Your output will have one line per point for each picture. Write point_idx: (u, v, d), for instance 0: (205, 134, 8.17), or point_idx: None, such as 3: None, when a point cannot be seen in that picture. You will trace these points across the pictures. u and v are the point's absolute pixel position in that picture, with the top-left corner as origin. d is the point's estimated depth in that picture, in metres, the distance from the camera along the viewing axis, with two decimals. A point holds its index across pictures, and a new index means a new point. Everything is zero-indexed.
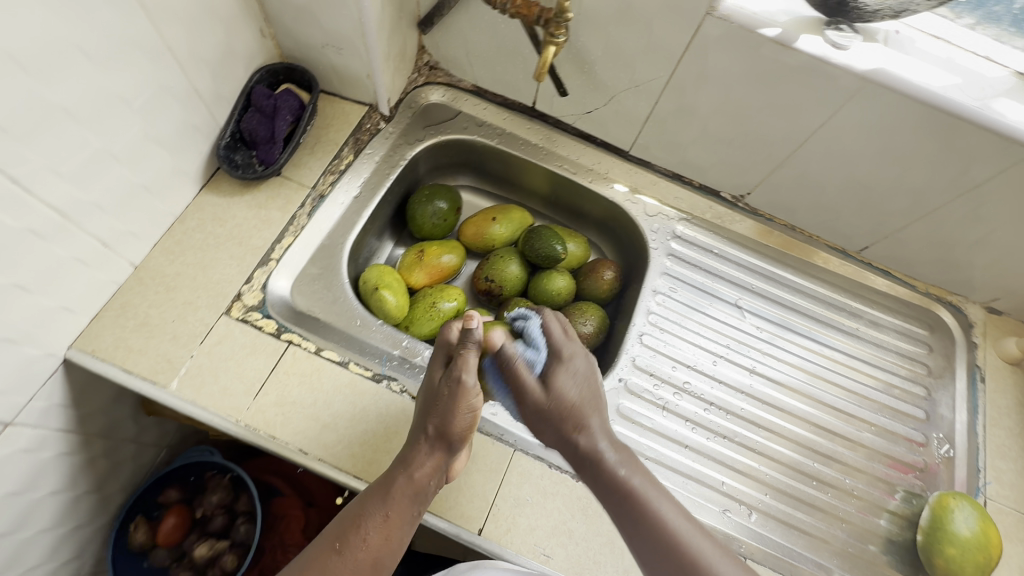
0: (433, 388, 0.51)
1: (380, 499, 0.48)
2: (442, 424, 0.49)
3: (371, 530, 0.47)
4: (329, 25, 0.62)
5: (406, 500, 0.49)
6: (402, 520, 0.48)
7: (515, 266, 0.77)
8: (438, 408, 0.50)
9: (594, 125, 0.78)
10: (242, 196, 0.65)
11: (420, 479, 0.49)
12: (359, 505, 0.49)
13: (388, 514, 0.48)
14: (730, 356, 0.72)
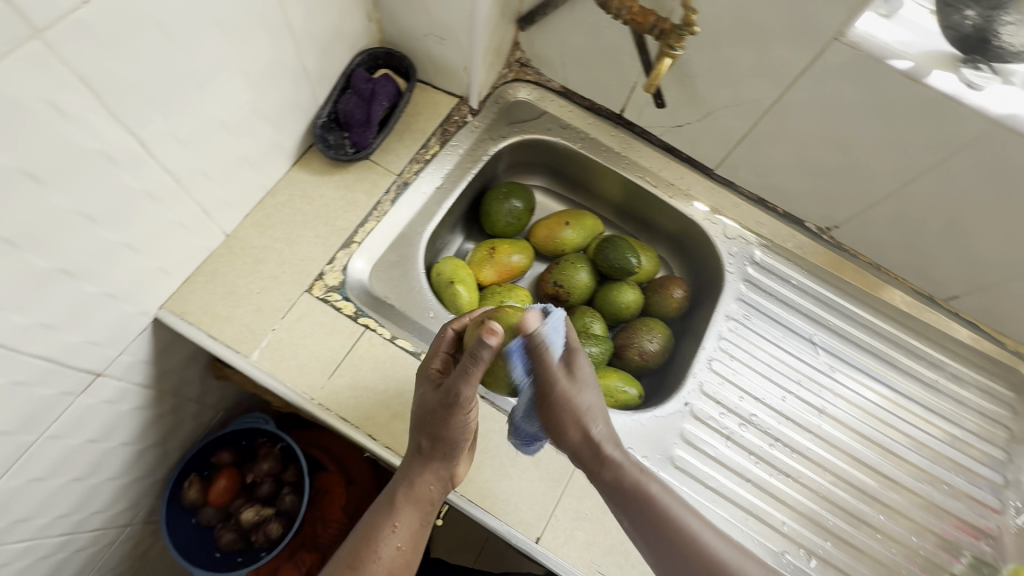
0: (422, 401, 0.50)
1: (388, 512, 0.54)
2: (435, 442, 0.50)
3: (387, 545, 0.53)
4: (438, 14, 0.62)
5: (413, 512, 0.54)
6: (410, 529, 0.54)
7: (584, 274, 0.76)
8: (429, 425, 0.50)
9: (682, 140, 0.76)
10: (331, 177, 0.66)
11: (421, 493, 0.52)
12: (370, 522, 0.54)
13: (399, 527, 0.53)
14: (800, 393, 0.69)
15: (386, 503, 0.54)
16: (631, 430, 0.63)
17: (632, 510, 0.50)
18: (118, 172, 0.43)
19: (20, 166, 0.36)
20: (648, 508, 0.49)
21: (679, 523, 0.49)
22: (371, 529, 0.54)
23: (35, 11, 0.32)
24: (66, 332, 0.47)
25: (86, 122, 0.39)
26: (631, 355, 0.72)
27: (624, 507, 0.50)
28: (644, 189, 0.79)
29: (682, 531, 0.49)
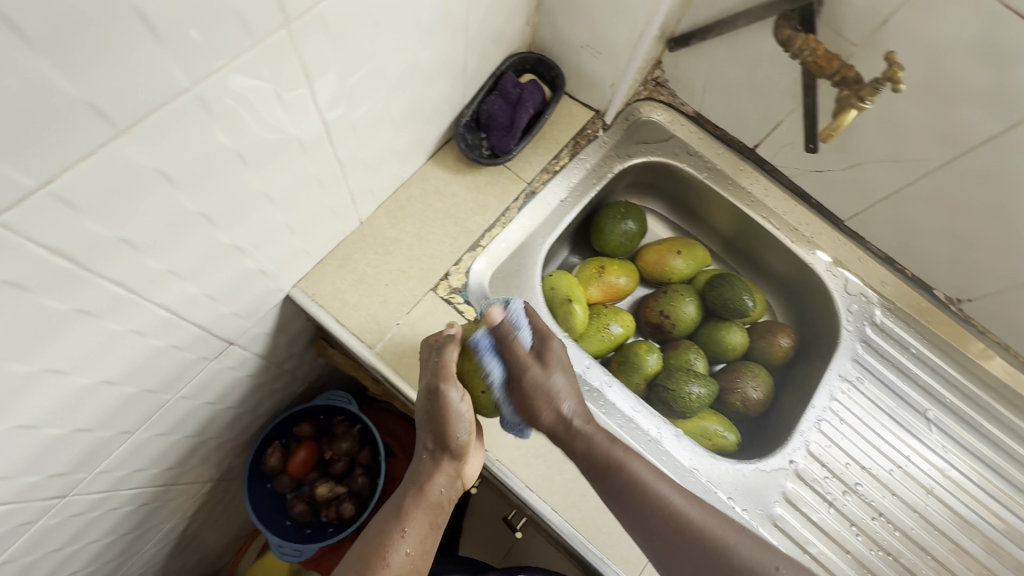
0: (420, 406, 0.54)
1: (396, 518, 0.52)
2: (438, 442, 0.53)
3: (396, 550, 0.50)
4: (604, 28, 0.60)
5: (422, 516, 0.53)
6: (420, 534, 0.52)
7: (691, 308, 0.74)
8: (432, 427, 0.52)
9: (818, 186, 0.73)
10: (464, 176, 0.66)
11: (428, 494, 0.53)
12: (378, 531, 0.52)
13: (408, 531, 0.51)
14: (907, 468, 0.66)
15: (394, 510, 0.53)
16: (732, 480, 0.61)
17: (603, 475, 0.53)
18: (303, 158, 0.44)
19: (236, 147, 0.36)
20: (619, 475, 0.52)
21: (654, 493, 0.52)
22: (379, 538, 0.51)
23: (292, 3, 0.32)
24: (221, 303, 0.48)
25: (296, 108, 0.39)
26: (733, 400, 0.70)
27: (596, 474, 0.53)
28: (765, 230, 0.76)
29: (656, 500, 0.52)
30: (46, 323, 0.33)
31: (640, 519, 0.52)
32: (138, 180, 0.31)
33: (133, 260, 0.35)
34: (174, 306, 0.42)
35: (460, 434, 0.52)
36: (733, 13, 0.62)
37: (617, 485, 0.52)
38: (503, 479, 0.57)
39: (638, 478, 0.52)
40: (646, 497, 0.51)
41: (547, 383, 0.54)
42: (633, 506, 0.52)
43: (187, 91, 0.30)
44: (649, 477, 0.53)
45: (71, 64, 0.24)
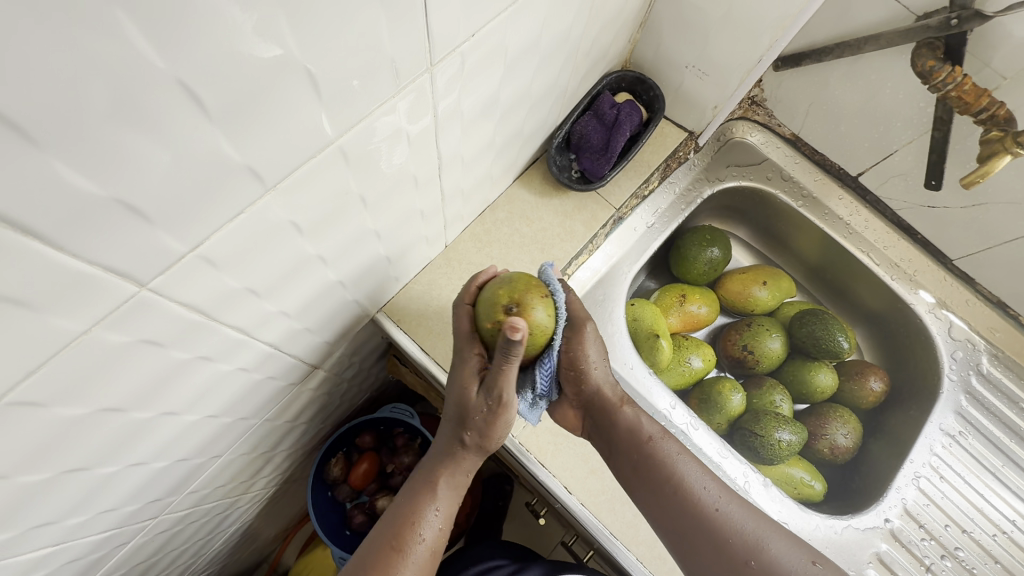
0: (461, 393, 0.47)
1: (423, 492, 0.48)
2: (477, 432, 0.47)
3: (428, 524, 0.46)
4: (718, 49, 0.57)
5: (450, 494, 0.49)
6: (449, 509, 0.48)
7: (777, 344, 0.70)
8: (477, 421, 0.46)
9: (928, 221, 0.68)
10: (551, 199, 0.63)
11: (454, 471, 0.49)
12: (404, 505, 0.47)
13: (439, 503, 0.48)
14: (1014, 535, 0.62)
15: (420, 485, 0.48)
16: (823, 537, 0.58)
17: (644, 477, 0.49)
18: (414, 194, 0.41)
19: (360, 192, 0.34)
20: (665, 476, 0.48)
21: (684, 474, 0.48)
22: (410, 517, 0.46)
23: (439, 47, 0.30)
24: (316, 334, 0.46)
25: (421, 148, 0.37)
26: (821, 447, 0.66)
27: (641, 480, 0.49)
28: (864, 265, 0.71)
29: (687, 485, 0.48)
30: (169, 373, 0.32)
31: (677, 513, 0.47)
32: (273, 233, 0.30)
33: (253, 306, 0.34)
34: (277, 340, 0.41)
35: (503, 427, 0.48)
36: (857, 36, 0.57)
37: (648, 464, 0.49)
38: (587, 524, 0.53)
39: (668, 457, 0.49)
40: (675, 479, 0.48)
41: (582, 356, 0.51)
42: (661, 490, 0.48)
43: (332, 144, 0.28)
44: (688, 472, 0.48)
45: (239, 133, 0.23)
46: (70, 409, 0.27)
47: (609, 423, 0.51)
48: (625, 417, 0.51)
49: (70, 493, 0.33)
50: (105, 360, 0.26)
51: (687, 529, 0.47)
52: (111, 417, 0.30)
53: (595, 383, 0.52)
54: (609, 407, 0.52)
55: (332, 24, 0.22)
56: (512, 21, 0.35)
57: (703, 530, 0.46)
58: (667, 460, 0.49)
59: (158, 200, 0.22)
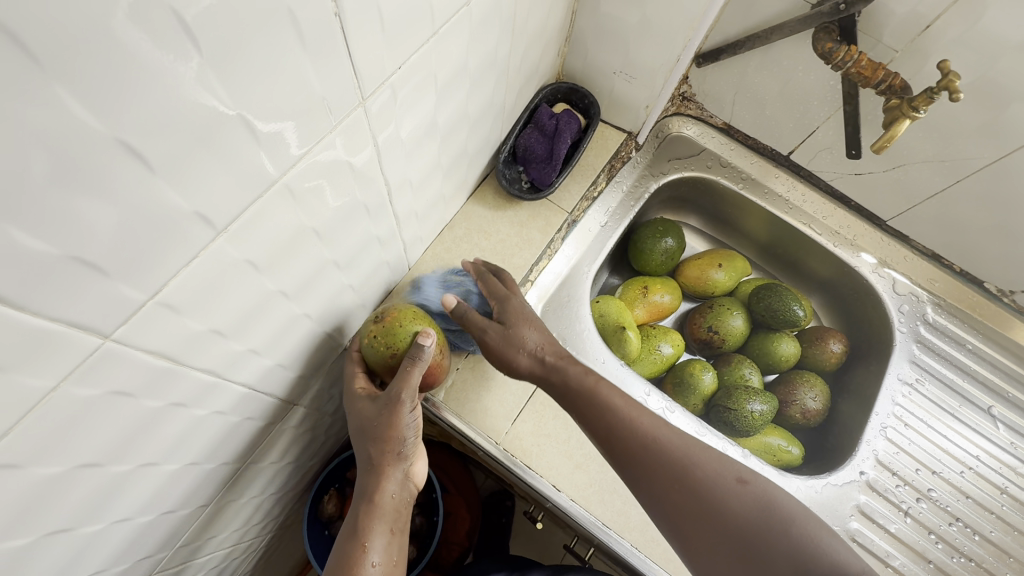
0: (362, 417, 0.48)
1: (353, 538, 0.45)
2: (388, 445, 0.47)
3: (365, 563, 0.44)
4: (640, 53, 0.61)
5: (383, 525, 0.46)
6: (385, 540, 0.46)
7: (739, 321, 0.73)
8: (378, 432, 0.47)
9: (858, 188, 0.73)
10: (505, 211, 0.65)
11: (381, 502, 0.47)
12: (340, 556, 0.45)
13: (370, 542, 0.45)
14: (979, 470, 0.66)
15: (349, 529, 0.46)
16: (805, 497, 0.61)
17: (592, 425, 0.49)
18: (367, 221, 0.43)
19: (312, 225, 0.36)
20: (608, 420, 0.48)
21: (626, 417, 0.48)
22: (343, 564, 0.44)
23: (368, 83, 0.32)
24: (288, 369, 0.47)
25: (366, 177, 0.39)
26: (793, 412, 0.69)
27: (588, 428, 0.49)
28: (807, 236, 0.75)
29: (628, 428, 0.47)
30: (143, 422, 0.32)
31: (627, 457, 0.47)
32: (230, 273, 0.31)
33: (219, 347, 0.35)
34: (250, 380, 0.41)
35: (410, 430, 0.48)
36: (763, 28, 0.62)
37: (592, 415, 0.49)
38: (579, 518, 0.54)
39: (607, 404, 0.49)
40: (619, 423, 0.48)
41: (510, 343, 0.51)
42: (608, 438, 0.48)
43: (276, 182, 0.30)
44: (627, 412, 0.48)
45: (183, 183, 0.24)
46: (46, 467, 0.27)
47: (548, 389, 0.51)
48: (559, 384, 0.50)
49: (55, 557, 0.33)
50: (76, 415, 0.27)
51: (638, 473, 0.46)
52: (89, 472, 0.31)
53: (528, 357, 0.51)
54: (546, 373, 0.51)
55: (260, 72, 0.25)
56: (436, 50, 0.38)
57: (650, 470, 0.46)
58: (605, 408, 0.48)
59: (113, 254, 0.23)
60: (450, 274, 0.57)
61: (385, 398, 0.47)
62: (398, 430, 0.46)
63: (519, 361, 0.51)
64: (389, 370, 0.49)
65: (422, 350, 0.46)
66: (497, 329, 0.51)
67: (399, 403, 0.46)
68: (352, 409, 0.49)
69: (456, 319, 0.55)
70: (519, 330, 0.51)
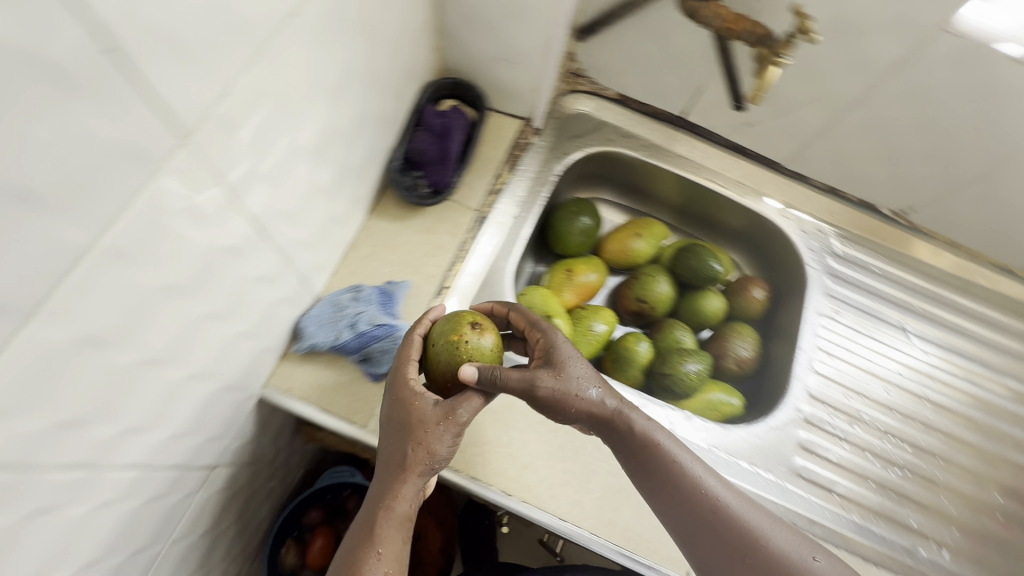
0: (405, 414, 0.44)
1: (366, 542, 0.42)
2: (424, 451, 0.44)
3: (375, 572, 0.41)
4: (515, 38, 0.59)
5: (396, 532, 0.43)
6: (398, 549, 0.42)
7: (665, 286, 0.74)
8: (420, 436, 0.44)
9: (752, 138, 0.75)
10: (410, 220, 0.63)
11: (399, 508, 0.43)
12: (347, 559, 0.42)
13: (382, 550, 0.42)
14: (901, 384, 0.70)
15: (362, 531, 0.43)
16: (749, 444, 0.62)
17: (647, 474, 0.46)
18: (241, 263, 0.40)
19: (164, 282, 0.32)
20: (667, 474, 0.45)
21: (683, 467, 0.45)
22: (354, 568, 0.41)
23: (185, 114, 0.29)
24: (190, 436, 0.43)
25: (221, 218, 0.36)
26: (728, 364, 0.71)
27: (642, 478, 0.46)
28: (715, 192, 0.77)
29: (688, 482, 0.45)
30: None
31: (675, 508, 0.45)
32: (60, 358, 0.27)
33: (79, 438, 0.31)
34: (137, 460, 0.37)
35: (449, 448, 0.45)
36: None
37: (650, 467, 0.45)
38: (536, 519, 0.53)
39: (668, 457, 0.45)
40: (675, 472, 0.45)
41: (563, 399, 0.45)
42: (662, 487, 0.45)
43: (90, 248, 0.26)
44: (686, 463, 0.45)
45: None
46: None
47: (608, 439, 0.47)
48: (623, 437, 0.46)
49: None
50: None
51: (686, 528, 0.44)
52: None
53: (588, 411, 0.46)
54: (605, 425, 0.46)
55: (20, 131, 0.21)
56: (271, 69, 0.35)
57: (703, 524, 0.44)
58: (665, 460, 0.45)
59: None
60: (342, 297, 0.55)
61: (439, 408, 0.44)
62: (439, 444, 0.44)
63: (580, 411, 0.46)
64: (450, 379, 0.47)
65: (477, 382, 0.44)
66: (546, 382, 0.45)
67: (456, 413, 0.44)
68: (394, 404, 0.45)
69: (359, 337, 0.53)
70: (564, 386, 0.45)
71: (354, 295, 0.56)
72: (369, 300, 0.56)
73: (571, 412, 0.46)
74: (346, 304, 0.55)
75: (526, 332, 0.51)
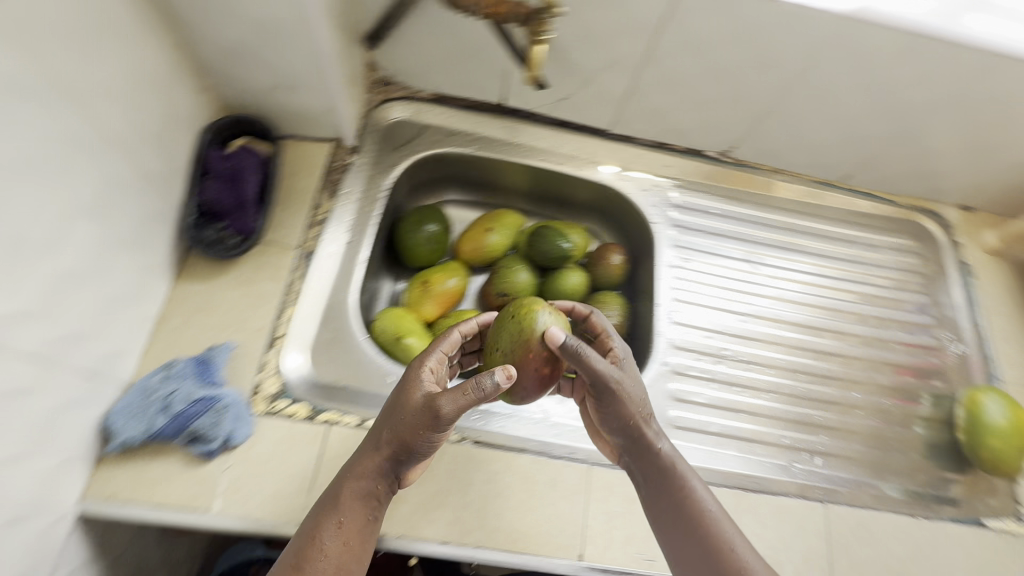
0: (398, 398, 0.47)
1: (330, 509, 0.45)
2: (405, 433, 0.46)
3: (328, 538, 0.43)
4: (281, 63, 0.56)
5: (360, 507, 0.45)
6: (357, 525, 0.45)
7: (524, 274, 0.74)
8: (404, 420, 0.46)
9: (572, 111, 0.75)
10: (224, 275, 0.59)
11: (366, 483, 0.45)
12: (310, 521, 0.44)
13: (344, 519, 0.44)
14: (756, 313, 0.74)
15: (330, 498, 0.46)
16: None
17: (653, 485, 0.51)
18: None
19: None
20: (675, 487, 0.50)
21: (685, 480, 0.50)
22: (316, 525, 0.44)
23: None
24: None
25: None
26: None
27: (649, 487, 0.51)
28: (552, 171, 0.77)
29: (688, 495, 0.49)
30: None
31: (671, 514, 0.49)
32: None
33: None
34: None
35: (428, 440, 0.46)
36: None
37: (660, 480, 0.50)
38: (416, 551, 0.51)
39: (676, 472, 0.50)
40: (680, 485, 0.50)
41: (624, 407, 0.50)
42: (668, 495, 0.50)
43: None
44: (690, 480, 0.50)
45: None
46: None
47: (635, 457, 0.52)
48: (652, 454, 0.51)
49: None
50: None
51: (675, 532, 0.49)
52: None
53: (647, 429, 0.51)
54: (641, 444, 0.51)
55: None
56: None
57: (689, 527, 0.48)
58: (673, 474, 0.50)
59: None
60: (151, 380, 0.51)
61: (424, 397, 0.46)
62: (414, 433, 0.45)
63: (624, 424, 0.51)
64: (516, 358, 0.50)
65: (490, 381, 0.46)
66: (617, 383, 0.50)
67: (435, 403, 0.45)
68: (397, 390, 0.48)
69: (175, 419, 0.49)
70: (625, 398, 0.50)
71: (165, 374, 0.51)
72: (183, 373, 0.52)
73: (612, 420, 0.51)
74: (157, 386, 0.51)
75: (599, 337, 0.56)
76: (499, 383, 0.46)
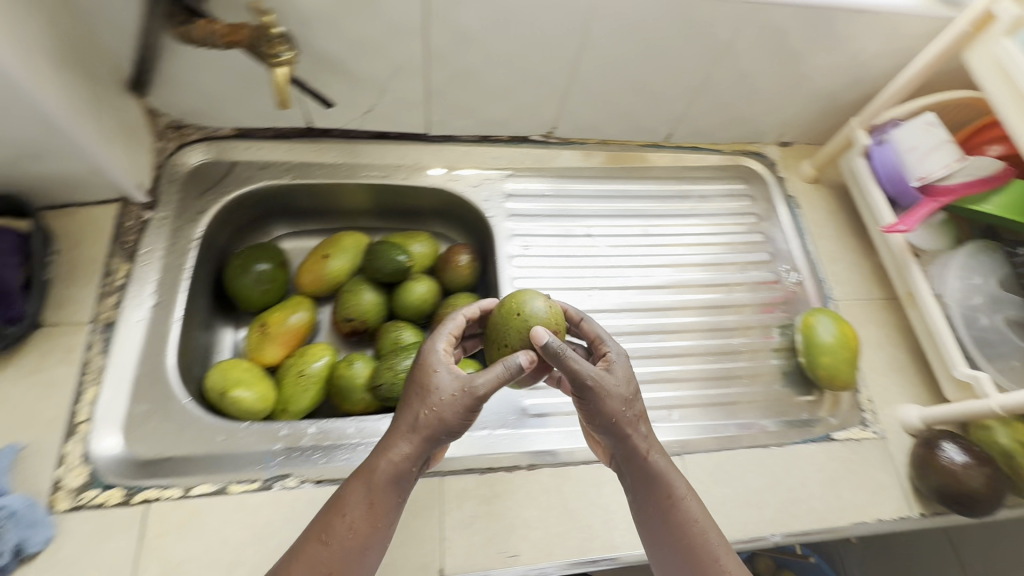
0: (429, 379, 0.45)
1: (361, 491, 0.43)
2: (430, 417, 0.44)
3: (351, 517, 0.43)
4: (12, 129, 0.52)
5: (389, 490, 0.44)
6: (387, 507, 0.43)
7: (370, 294, 0.72)
8: (429, 404, 0.44)
9: (383, 122, 0.73)
10: (6, 371, 0.55)
11: (401, 465, 0.44)
12: (341, 494, 0.44)
13: (373, 502, 0.43)
14: (605, 285, 0.75)
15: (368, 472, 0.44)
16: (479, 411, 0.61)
17: (640, 489, 0.48)
18: None
19: None
20: (660, 495, 0.47)
21: (673, 486, 0.47)
22: (345, 502, 0.43)
23: None
24: None
25: None
26: None
27: (635, 489, 0.48)
28: (380, 184, 0.75)
29: (676, 501, 0.47)
30: None
31: (657, 519, 0.47)
32: None
33: None
34: None
35: (462, 424, 0.44)
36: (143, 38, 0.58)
37: (653, 485, 0.47)
38: None
39: (665, 477, 0.47)
40: (666, 491, 0.47)
41: (607, 411, 0.46)
42: (656, 500, 0.47)
43: None
44: (677, 487, 0.47)
45: None
46: None
47: (625, 461, 0.48)
48: (640, 460, 0.48)
49: None
50: None
51: (659, 535, 0.47)
52: None
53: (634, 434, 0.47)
54: (632, 448, 0.47)
55: None
56: None
57: (675, 529, 0.47)
58: (662, 482, 0.47)
59: None
60: None
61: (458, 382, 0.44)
62: (446, 416, 0.43)
63: (616, 426, 0.47)
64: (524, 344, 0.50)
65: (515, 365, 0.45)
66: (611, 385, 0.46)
67: (471, 386, 0.44)
68: (426, 369, 0.46)
69: None
70: (610, 405, 0.46)
71: None
72: None
73: (597, 421, 0.47)
74: None
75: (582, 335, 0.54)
76: (522, 365, 0.45)
